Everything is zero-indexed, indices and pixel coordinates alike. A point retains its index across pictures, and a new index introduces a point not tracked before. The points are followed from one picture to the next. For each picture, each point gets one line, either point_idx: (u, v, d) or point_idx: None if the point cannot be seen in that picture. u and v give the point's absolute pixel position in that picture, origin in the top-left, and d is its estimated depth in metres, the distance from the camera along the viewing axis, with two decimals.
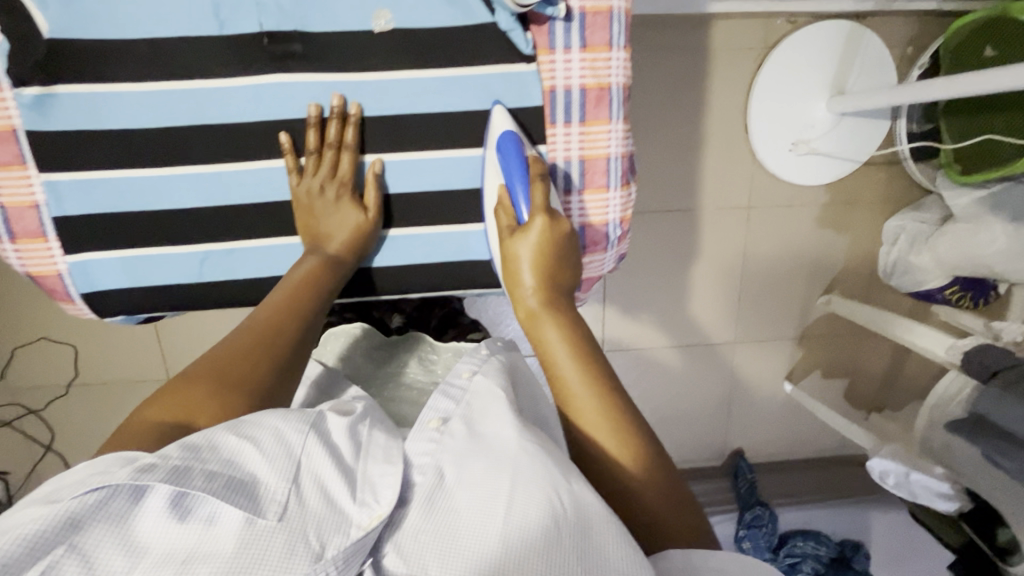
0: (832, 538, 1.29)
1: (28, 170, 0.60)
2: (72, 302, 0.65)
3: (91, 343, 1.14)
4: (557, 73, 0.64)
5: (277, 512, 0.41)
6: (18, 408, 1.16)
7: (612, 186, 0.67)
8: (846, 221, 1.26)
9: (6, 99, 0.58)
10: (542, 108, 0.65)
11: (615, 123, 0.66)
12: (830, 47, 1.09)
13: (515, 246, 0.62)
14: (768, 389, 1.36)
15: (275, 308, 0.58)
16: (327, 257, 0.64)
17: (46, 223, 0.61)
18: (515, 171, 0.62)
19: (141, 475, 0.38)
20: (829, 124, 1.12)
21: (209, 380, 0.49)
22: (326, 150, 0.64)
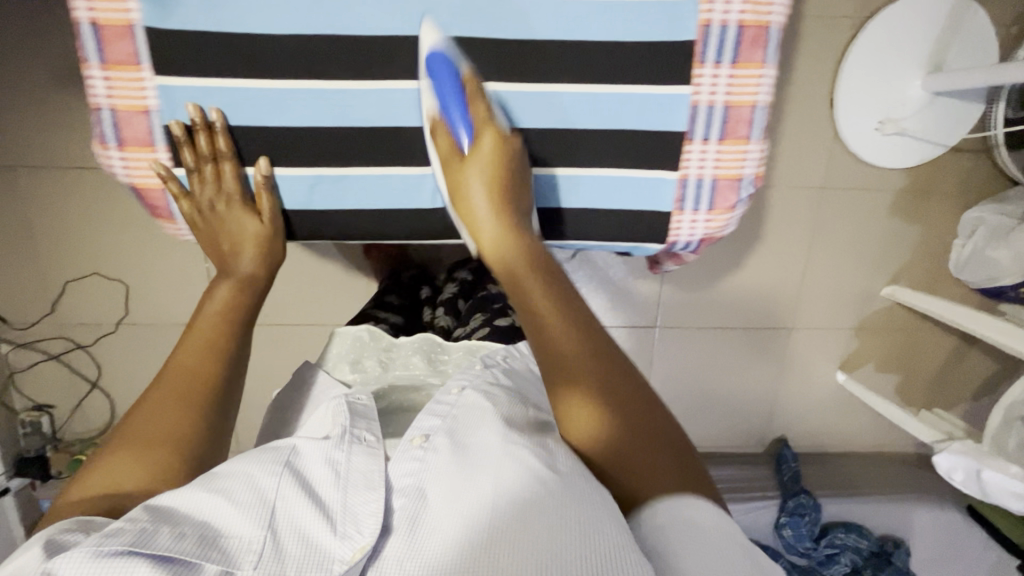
0: (873, 533, 1.27)
1: (141, 72, 0.57)
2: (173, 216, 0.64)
3: (142, 281, 1.12)
4: (717, 7, 0.57)
5: (253, 562, 0.43)
6: (66, 342, 1.15)
7: (753, 138, 0.62)
8: (921, 210, 1.19)
9: None
10: (693, 45, 0.58)
11: (768, 68, 0.60)
12: (931, 19, 1.02)
13: (465, 171, 0.59)
14: (819, 379, 1.32)
15: (202, 349, 0.57)
16: (236, 279, 0.63)
17: (155, 131, 0.59)
18: (446, 86, 0.57)
19: (106, 540, 0.40)
20: (920, 103, 1.05)
21: (137, 444, 0.50)
22: (205, 166, 0.60)
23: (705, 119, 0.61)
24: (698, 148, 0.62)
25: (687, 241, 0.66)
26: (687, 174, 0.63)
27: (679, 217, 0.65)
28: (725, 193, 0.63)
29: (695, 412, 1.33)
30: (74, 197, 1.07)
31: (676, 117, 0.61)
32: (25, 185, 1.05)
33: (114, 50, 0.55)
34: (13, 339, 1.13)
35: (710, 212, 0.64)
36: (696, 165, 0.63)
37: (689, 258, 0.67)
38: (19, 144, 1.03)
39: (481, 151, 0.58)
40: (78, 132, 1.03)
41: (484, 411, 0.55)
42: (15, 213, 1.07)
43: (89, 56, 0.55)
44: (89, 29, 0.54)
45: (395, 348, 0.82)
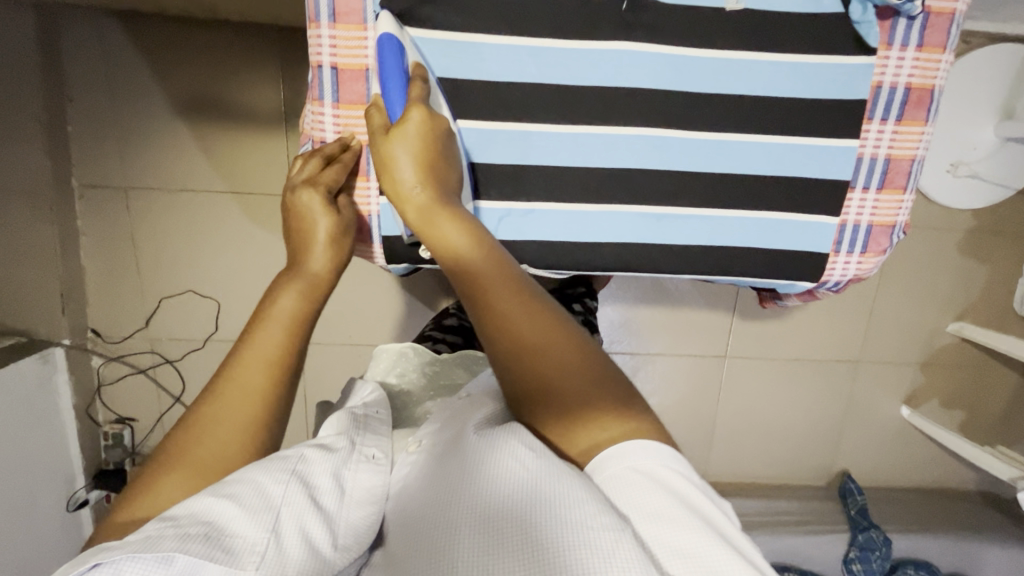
0: (943, 571, 1.26)
1: (367, 110, 0.59)
2: (370, 243, 0.64)
3: (234, 299, 1.17)
4: (890, 69, 0.56)
5: (256, 562, 0.39)
6: (155, 357, 1.19)
7: (910, 188, 0.60)
8: (987, 250, 1.23)
9: (368, 40, 0.57)
10: (865, 103, 0.57)
11: (929, 126, 0.59)
12: (1002, 70, 1.08)
13: (389, 147, 0.52)
14: (884, 413, 1.33)
15: (259, 365, 0.49)
16: (307, 280, 0.54)
17: (371, 161, 0.61)
18: (391, 76, 0.52)
19: (110, 555, 0.36)
20: (991, 149, 1.10)
21: (183, 463, 0.44)
22: (314, 158, 0.58)
23: (867, 170, 0.59)
24: (857, 196, 0.60)
25: (836, 281, 0.62)
26: (845, 220, 0.60)
27: (835, 259, 0.61)
28: (879, 238, 0.60)
29: (761, 442, 1.34)
30: (178, 219, 1.12)
31: (843, 167, 0.58)
32: (135, 205, 1.11)
33: (346, 90, 0.58)
34: (106, 353, 1.18)
35: (862, 255, 0.61)
36: (853, 211, 0.60)
37: (830, 296, 0.64)
38: (136, 169, 1.09)
39: (410, 128, 0.51)
40: (190, 157, 1.09)
41: (481, 407, 0.51)
42: (123, 231, 1.12)
43: (324, 95, 0.58)
44: (330, 71, 0.57)
45: (436, 362, 0.79)
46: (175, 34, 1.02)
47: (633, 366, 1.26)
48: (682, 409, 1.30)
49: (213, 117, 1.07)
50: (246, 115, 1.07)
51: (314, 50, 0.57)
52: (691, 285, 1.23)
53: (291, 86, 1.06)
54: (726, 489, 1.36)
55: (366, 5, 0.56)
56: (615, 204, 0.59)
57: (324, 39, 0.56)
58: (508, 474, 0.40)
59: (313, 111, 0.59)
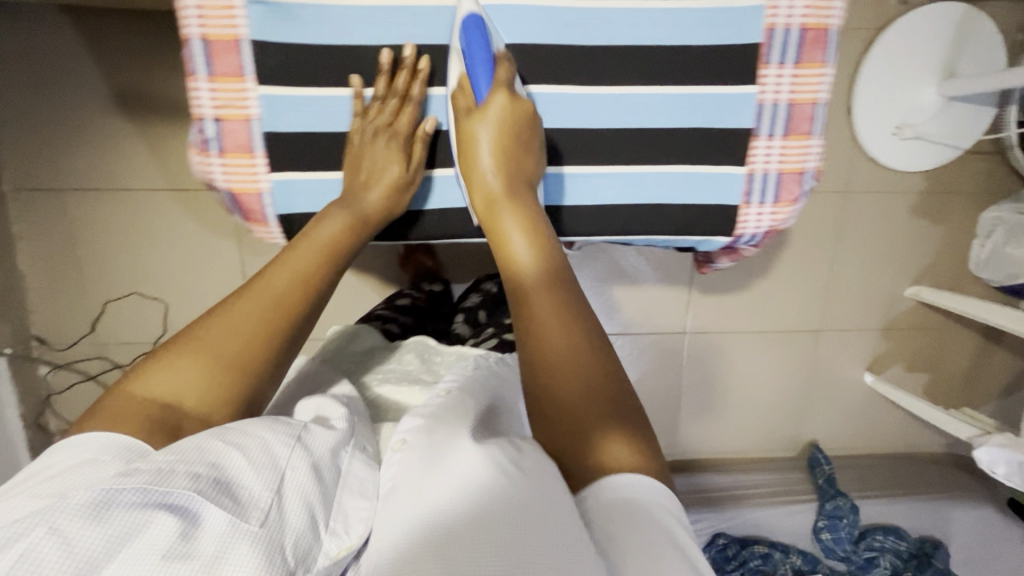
0: (912, 535, 1.26)
1: (244, 83, 0.62)
2: (264, 222, 0.67)
3: (181, 299, 1.14)
4: (780, 13, 0.62)
5: (260, 517, 0.41)
6: (104, 362, 1.16)
7: (815, 132, 0.65)
8: (940, 211, 1.23)
9: (236, 13, 0.60)
10: (759, 47, 0.62)
11: (828, 67, 0.64)
12: (942, 28, 1.07)
13: (475, 126, 0.61)
14: (848, 381, 1.33)
15: (291, 279, 0.58)
16: (353, 213, 0.63)
17: (254, 137, 0.63)
18: (479, 62, 0.60)
19: (125, 478, 0.39)
20: (936, 108, 1.10)
21: (201, 355, 0.52)
22: (390, 99, 0.64)
23: (771, 115, 0.64)
24: (764, 142, 0.65)
25: (754, 231, 0.67)
26: (753, 170, 0.66)
27: (746, 211, 0.67)
28: (789, 186, 0.66)
29: (728, 416, 1.34)
30: (117, 218, 1.09)
31: (745, 114, 0.64)
32: (72, 206, 1.08)
33: (223, 64, 0.61)
34: (53, 360, 1.15)
35: (775, 205, 0.67)
36: (762, 159, 0.66)
37: (753, 250, 0.69)
38: (69, 170, 1.06)
39: (493, 111, 0.60)
40: (126, 154, 1.06)
41: (461, 416, 0.54)
42: (61, 233, 1.09)
43: (197, 70, 0.61)
44: (199, 42, 0.60)
45: (392, 348, 0.83)
46: (102, 27, 1.00)
47: None
48: (647, 387, 1.29)
49: (146, 113, 1.05)
50: (181, 109, 1.05)
51: (183, 23, 0.60)
52: (646, 262, 1.22)
53: None
54: (696, 466, 1.35)
55: None
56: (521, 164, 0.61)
57: (191, 12, 0.60)
58: (538, 487, 0.43)
59: (191, 87, 0.63)
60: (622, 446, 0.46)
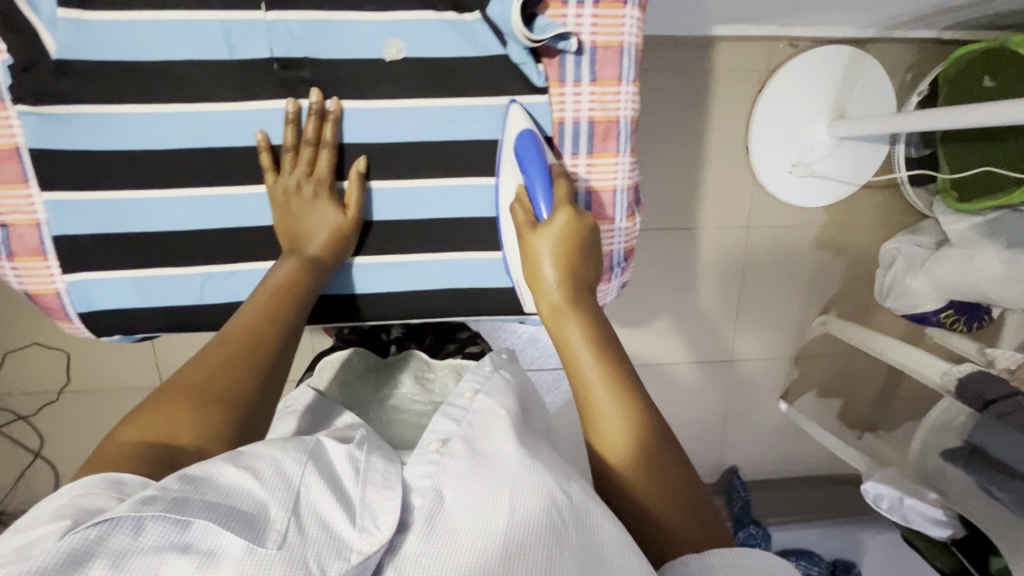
0: (825, 557, 1.30)
1: (30, 188, 0.58)
2: (69, 320, 0.63)
3: (83, 348, 1.13)
4: (567, 105, 0.64)
5: (277, 540, 0.38)
6: (7, 414, 1.14)
7: (617, 217, 0.67)
8: (842, 244, 1.26)
9: (10, 119, 0.56)
10: (550, 139, 0.65)
11: (622, 155, 0.66)
12: (830, 71, 1.10)
13: (531, 221, 0.60)
14: (763, 408, 1.36)
15: (256, 315, 0.56)
16: (307, 257, 0.61)
17: (45, 241, 0.59)
18: (530, 159, 0.60)
19: (141, 506, 0.35)
20: (828, 148, 1.13)
21: (184, 394, 0.46)
22: (304, 147, 0.61)
23: None
24: None
25: None
26: None
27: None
28: None
29: None
30: None
31: None
32: None
33: (2, 170, 0.57)
34: None
35: None
36: None
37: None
38: None
39: (556, 219, 0.59)
40: None
41: (500, 416, 0.53)
42: None
43: None
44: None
45: (384, 370, 0.82)
46: None
47: None
48: None
49: None
50: None
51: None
52: None
53: None
54: None
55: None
56: None
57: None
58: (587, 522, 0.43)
59: None
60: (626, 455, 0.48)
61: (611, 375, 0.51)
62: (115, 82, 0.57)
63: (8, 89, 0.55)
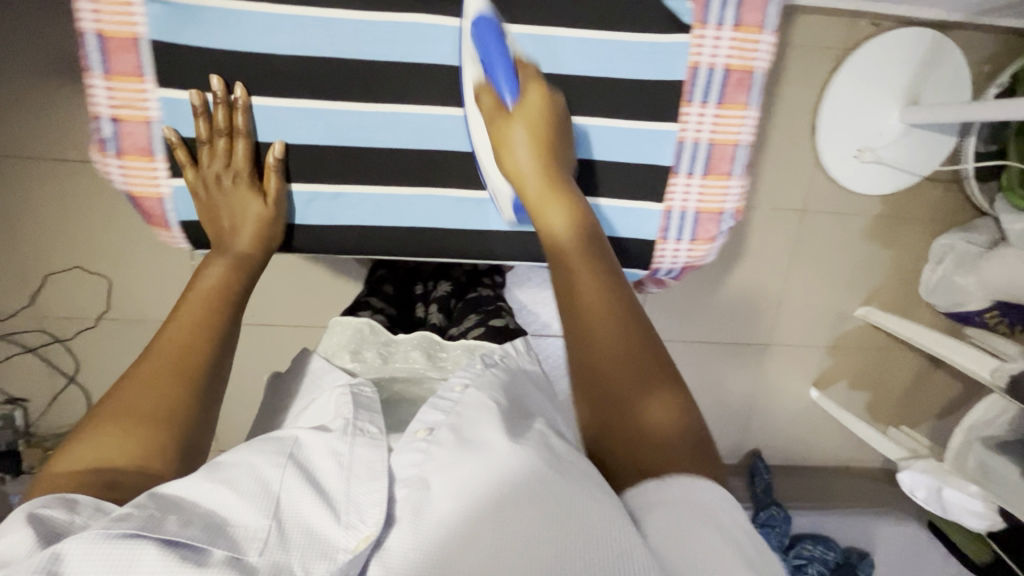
0: (840, 545, 1.31)
1: (144, 86, 0.61)
2: (167, 226, 0.67)
3: (126, 277, 1.12)
4: (705, 49, 0.63)
5: (257, 547, 0.39)
6: (45, 336, 1.14)
7: (734, 174, 0.67)
8: (893, 237, 1.25)
9: (136, 17, 0.59)
10: (682, 84, 0.64)
11: (751, 109, 0.66)
12: (910, 53, 1.07)
13: (512, 127, 0.59)
14: (792, 395, 1.36)
15: (186, 328, 0.54)
16: (231, 257, 0.62)
17: (154, 141, 0.63)
18: (497, 56, 0.59)
19: (114, 524, 0.37)
20: (897, 133, 1.10)
21: (118, 420, 0.46)
22: (218, 138, 0.62)
23: (691, 153, 0.66)
24: (682, 181, 0.67)
25: (671, 266, 0.69)
26: (671, 207, 0.67)
27: (663, 246, 0.68)
28: (707, 225, 0.68)
29: None
30: (55, 188, 1.05)
31: (663, 150, 0.65)
32: (9, 174, 1.03)
33: (120, 66, 0.60)
34: None
35: (694, 241, 0.69)
36: (681, 198, 0.67)
37: (670, 283, 0.71)
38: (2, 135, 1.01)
39: (526, 114, 0.59)
40: (74, 122, 1.03)
41: (487, 405, 0.51)
42: None
43: (93, 68, 0.60)
44: (95, 38, 0.59)
45: (394, 342, 0.75)
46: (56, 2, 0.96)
47: None
48: None
49: None
50: None
51: (79, 20, 0.59)
52: None
53: None
54: None
55: None
56: None
57: (87, 10, 0.58)
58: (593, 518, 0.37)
59: (88, 85, 0.61)
60: (660, 404, 0.43)
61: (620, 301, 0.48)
62: None
63: None
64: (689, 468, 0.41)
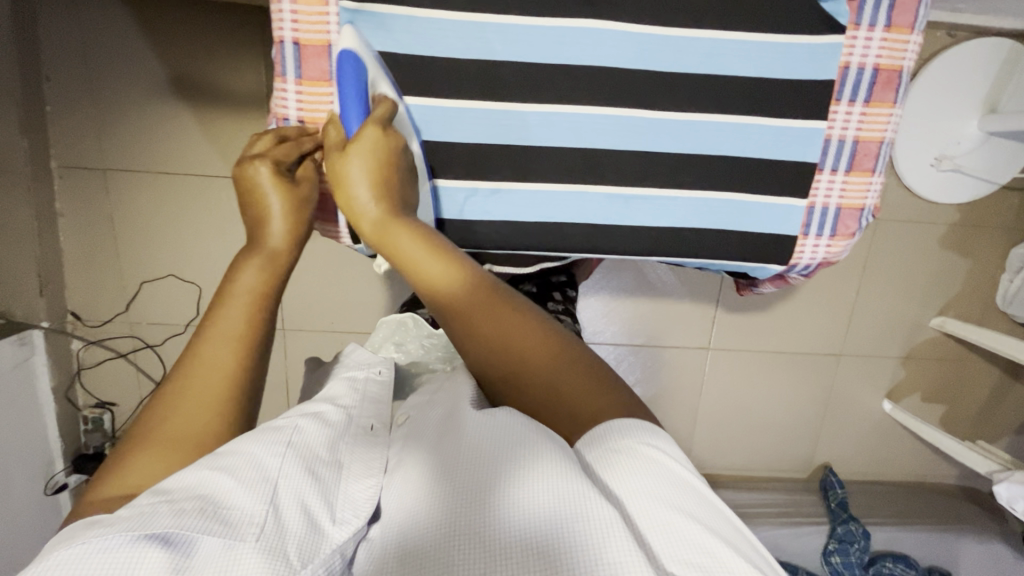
0: (920, 564, 1.27)
1: (331, 87, 0.57)
2: (336, 223, 0.63)
3: (215, 284, 1.16)
4: (857, 50, 0.57)
5: (255, 534, 0.34)
6: (135, 341, 1.18)
7: (877, 171, 0.61)
8: (969, 245, 1.23)
9: (329, 14, 0.55)
10: (832, 84, 0.58)
11: (897, 107, 0.60)
12: (988, 62, 1.07)
13: (344, 163, 0.51)
14: (864, 407, 1.34)
15: (230, 340, 0.45)
16: (266, 254, 0.51)
17: None
18: (350, 93, 0.50)
19: (98, 530, 0.32)
20: (976, 142, 1.10)
21: (163, 444, 0.40)
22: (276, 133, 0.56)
23: (835, 152, 0.60)
24: (825, 178, 0.61)
25: (806, 264, 0.63)
26: (813, 203, 0.61)
27: (803, 243, 0.62)
28: (847, 221, 0.62)
29: (743, 435, 1.34)
30: (155, 199, 1.11)
31: (811, 150, 0.59)
32: (115, 187, 1.09)
33: (311, 66, 0.56)
34: (86, 336, 1.17)
35: (831, 239, 0.62)
36: (821, 194, 0.61)
37: (800, 280, 0.66)
38: (113, 150, 1.08)
39: (361, 143, 0.50)
40: (176, 139, 1.08)
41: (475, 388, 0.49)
42: (102, 214, 1.11)
43: (286, 72, 0.56)
44: (291, 47, 0.56)
45: (436, 334, 0.75)
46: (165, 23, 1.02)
47: (614, 355, 1.26)
48: (667, 398, 1.30)
49: (195, 96, 1.06)
50: (234, 96, 1.06)
51: (276, 25, 0.56)
52: (675, 278, 1.23)
53: (271, 69, 1.05)
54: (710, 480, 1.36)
55: None
56: (585, 185, 0.59)
57: (285, 13, 0.55)
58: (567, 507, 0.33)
59: (277, 87, 0.58)
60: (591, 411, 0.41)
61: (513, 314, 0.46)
62: None
63: None
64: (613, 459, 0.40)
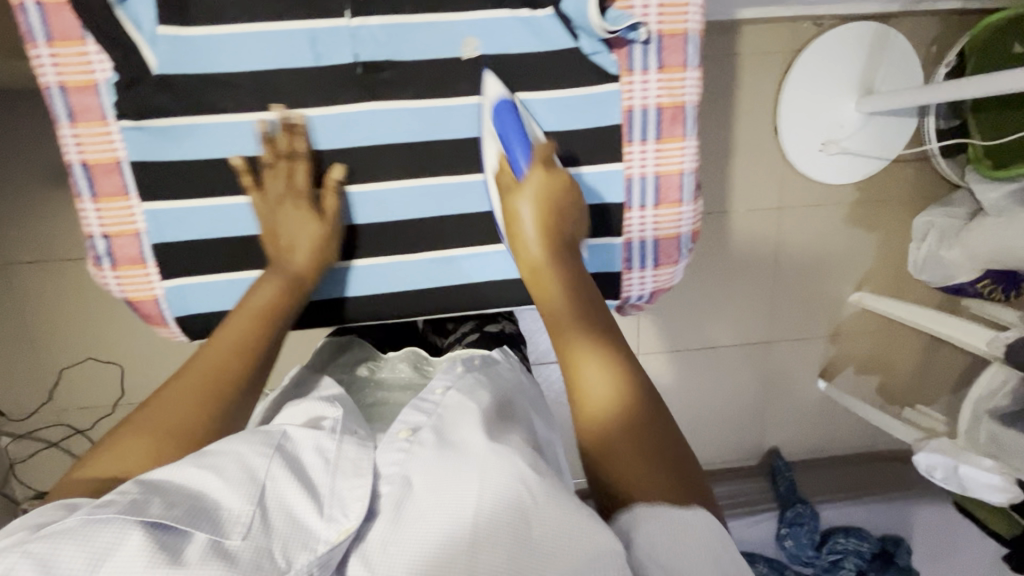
0: (874, 534, 1.30)
1: (129, 199, 0.68)
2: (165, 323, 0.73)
3: (137, 361, 1.16)
4: (636, 93, 0.72)
5: (241, 532, 0.40)
6: (65, 429, 1.17)
7: (683, 200, 0.74)
8: (875, 219, 1.27)
9: (112, 134, 0.66)
10: (621, 128, 0.72)
11: (688, 139, 0.73)
12: (858, 46, 1.11)
13: (518, 202, 0.66)
14: (801, 389, 1.36)
15: (230, 350, 0.58)
16: (285, 276, 0.67)
17: (143, 248, 0.69)
18: (514, 139, 0.67)
19: (96, 510, 0.38)
20: (857, 124, 1.13)
21: (148, 426, 0.50)
22: (280, 162, 0.68)
23: (639, 187, 0.74)
24: (637, 214, 0.74)
25: (639, 294, 0.78)
26: (630, 239, 0.75)
27: (629, 276, 0.77)
28: (665, 251, 0.76)
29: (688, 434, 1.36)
30: (61, 288, 1.10)
31: (614, 189, 0.73)
32: (18, 282, 1.09)
33: (106, 184, 0.67)
34: (15, 430, 1.16)
35: (655, 268, 0.77)
36: (637, 230, 0.75)
37: (644, 307, 0.79)
38: (9, 246, 1.07)
39: (532, 184, 0.66)
40: (72, 226, 1.08)
41: (467, 414, 0.52)
42: (9, 309, 1.10)
43: (81, 192, 0.67)
44: (81, 168, 0.66)
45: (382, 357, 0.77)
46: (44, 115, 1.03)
47: None
48: None
49: None
50: None
51: (65, 151, 0.67)
52: None
53: None
54: None
55: (102, 103, 0.65)
56: None
57: (69, 139, 0.66)
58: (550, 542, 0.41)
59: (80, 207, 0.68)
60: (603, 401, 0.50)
61: (594, 337, 0.56)
62: (217, 99, 0.67)
63: (111, 108, 0.66)
64: (652, 474, 0.45)
